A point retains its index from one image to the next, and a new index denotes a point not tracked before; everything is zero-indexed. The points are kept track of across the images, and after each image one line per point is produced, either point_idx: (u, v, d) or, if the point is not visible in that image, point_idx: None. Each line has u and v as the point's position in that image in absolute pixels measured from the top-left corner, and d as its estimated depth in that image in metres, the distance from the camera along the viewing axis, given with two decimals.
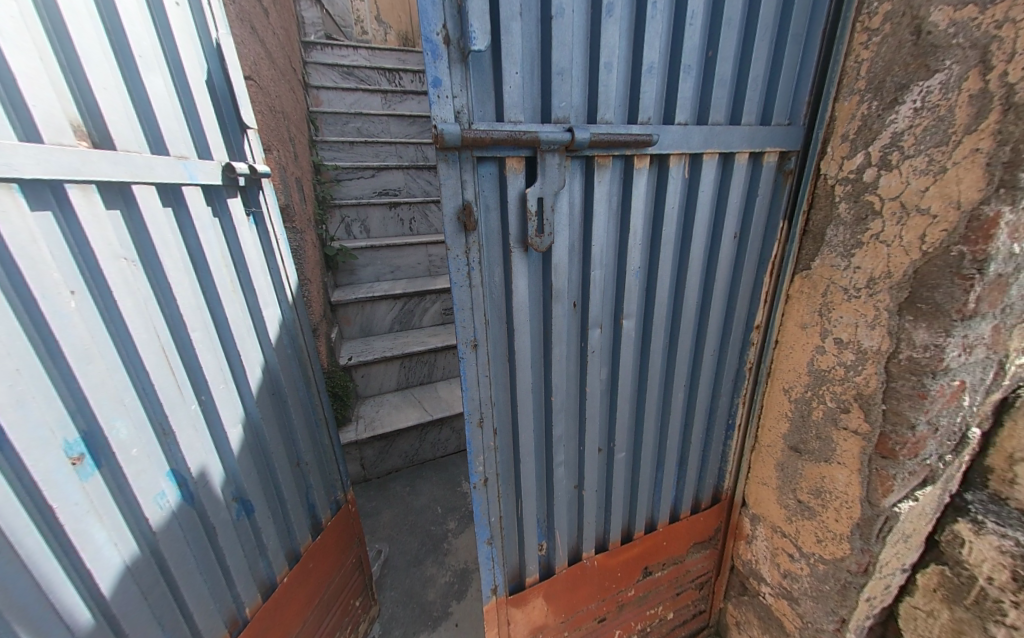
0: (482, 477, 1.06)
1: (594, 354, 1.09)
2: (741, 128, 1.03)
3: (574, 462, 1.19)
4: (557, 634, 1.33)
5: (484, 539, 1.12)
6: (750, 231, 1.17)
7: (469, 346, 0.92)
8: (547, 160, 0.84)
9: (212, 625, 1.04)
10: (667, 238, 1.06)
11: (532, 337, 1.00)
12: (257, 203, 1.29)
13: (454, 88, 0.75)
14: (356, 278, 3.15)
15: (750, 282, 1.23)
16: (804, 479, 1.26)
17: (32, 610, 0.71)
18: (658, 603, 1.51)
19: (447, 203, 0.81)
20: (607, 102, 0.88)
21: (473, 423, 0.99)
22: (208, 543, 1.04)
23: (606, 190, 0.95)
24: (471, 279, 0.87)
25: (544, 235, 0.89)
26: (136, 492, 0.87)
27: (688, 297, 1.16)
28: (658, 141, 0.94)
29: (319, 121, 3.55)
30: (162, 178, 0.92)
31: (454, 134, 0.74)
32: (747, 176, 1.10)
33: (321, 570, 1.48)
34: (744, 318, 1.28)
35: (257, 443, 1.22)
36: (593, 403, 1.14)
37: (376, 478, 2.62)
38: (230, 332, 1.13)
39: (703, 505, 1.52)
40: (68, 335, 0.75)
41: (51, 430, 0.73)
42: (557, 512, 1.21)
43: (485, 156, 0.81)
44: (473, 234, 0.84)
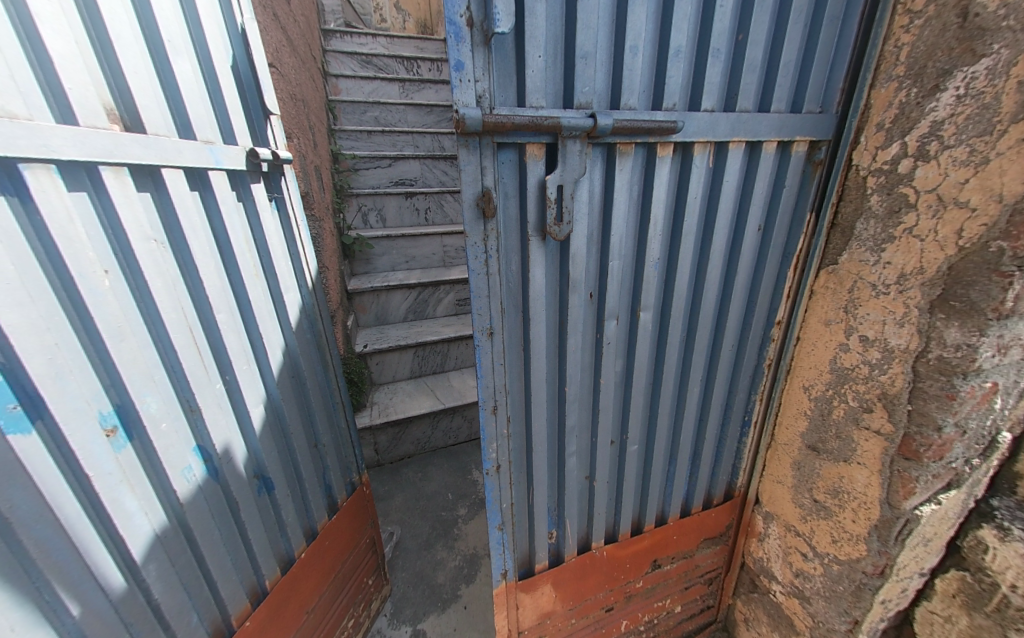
0: (495, 464, 1.07)
1: (609, 345, 1.08)
2: (769, 116, 1.00)
3: (586, 453, 1.19)
4: (564, 620, 1.35)
5: (495, 525, 1.14)
6: (774, 223, 1.13)
7: (485, 334, 0.93)
8: (568, 146, 0.83)
9: (234, 593, 1.09)
10: (688, 229, 1.04)
11: (548, 326, 1.00)
12: (279, 189, 1.30)
13: (476, 72, 0.74)
14: (372, 267, 3.18)
15: (773, 276, 1.20)
16: (821, 478, 1.23)
17: (71, 570, 0.75)
18: (666, 595, 1.52)
19: (467, 189, 0.81)
20: (631, 87, 0.86)
21: (487, 410, 1.00)
22: (231, 516, 1.08)
23: (627, 179, 0.93)
24: (488, 267, 0.87)
25: (563, 224, 0.88)
26: (165, 465, 0.91)
27: (707, 290, 1.14)
28: (683, 128, 0.92)
29: (338, 110, 3.58)
30: (189, 162, 0.95)
31: (476, 119, 0.74)
32: (774, 166, 1.07)
33: (337, 548, 1.53)
34: (766, 314, 1.25)
35: (278, 424, 1.26)
36: (606, 394, 1.13)
37: (389, 463, 2.68)
38: (253, 314, 1.15)
39: (715, 501, 1.51)
40: (102, 313, 0.79)
41: (87, 402, 0.77)
42: (568, 502, 1.22)
43: (506, 142, 0.80)
44: (491, 221, 0.84)
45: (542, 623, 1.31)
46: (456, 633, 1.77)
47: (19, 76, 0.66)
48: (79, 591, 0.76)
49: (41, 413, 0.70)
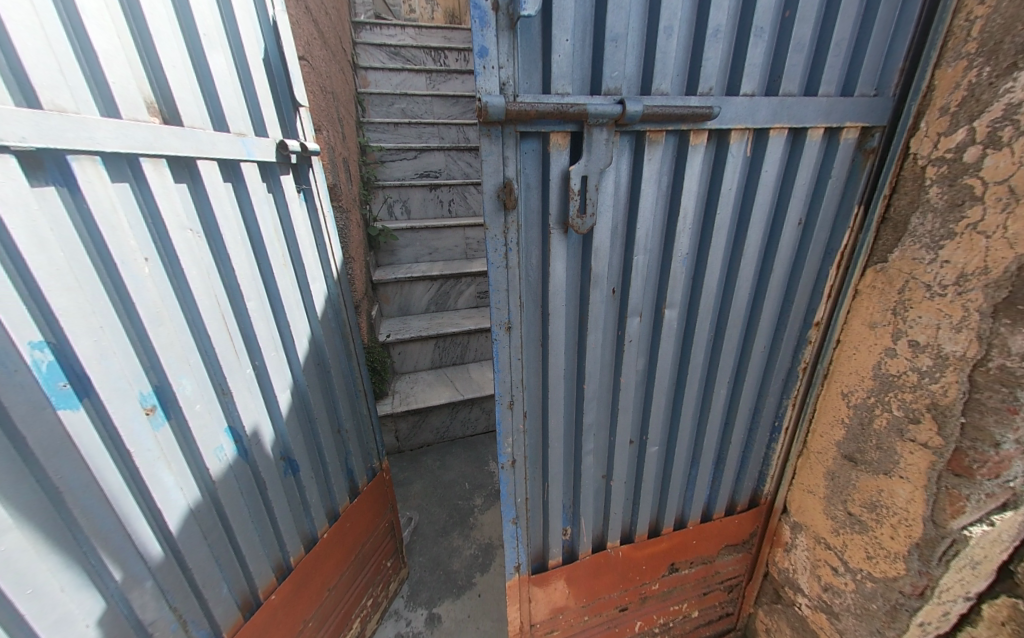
0: (510, 458, 1.06)
1: (631, 343, 1.05)
2: (817, 101, 0.92)
3: (604, 451, 1.17)
4: (577, 616, 1.34)
5: (510, 518, 1.14)
6: (817, 218, 1.06)
7: (503, 328, 0.92)
8: (594, 135, 0.80)
9: (260, 567, 1.15)
10: (720, 224, 0.99)
11: (568, 322, 0.98)
12: (308, 180, 1.33)
13: (500, 58, 0.72)
14: (397, 258, 3.23)
15: (813, 274, 1.12)
16: (856, 491, 1.16)
17: (114, 538, 0.80)
18: (683, 599, 1.48)
19: (488, 180, 0.79)
20: (664, 71, 0.81)
21: (503, 405, 0.99)
22: (259, 494, 1.14)
23: (656, 170, 0.89)
24: (508, 260, 0.86)
25: (586, 216, 0.85)
26: (199, 444, 0.96)
27: (739, 288, 1.08)
28: (719, 114, 0.86)
29: (367, 102, 3.63)
30: (222, 153, 0.97)
31: (499, 107, 0.72)
32: (819, 156, 0.99)
33: (357, 530, 1.58)
34: (803, 314, 1.17)
35: (303, 409, 1.30)
36: (627, 393, 1.10)
37: (409, 450, 2.74)
38: (281, 303, 1.19)
39: (738, 508, 1.45)
40: (143, 298, 0.83)
41: (129, 382, 0.81)
42: (584, 499, 1.20)
43: (529, 131, 0.78)
44: (512, 213, 0.82)
45: (554, 618, 1.31)
46: (470, 619, 1.81)
47: (67, 70, 0.69)
48: (122, 558, 0.82)
49: (88, 391, 0.75)
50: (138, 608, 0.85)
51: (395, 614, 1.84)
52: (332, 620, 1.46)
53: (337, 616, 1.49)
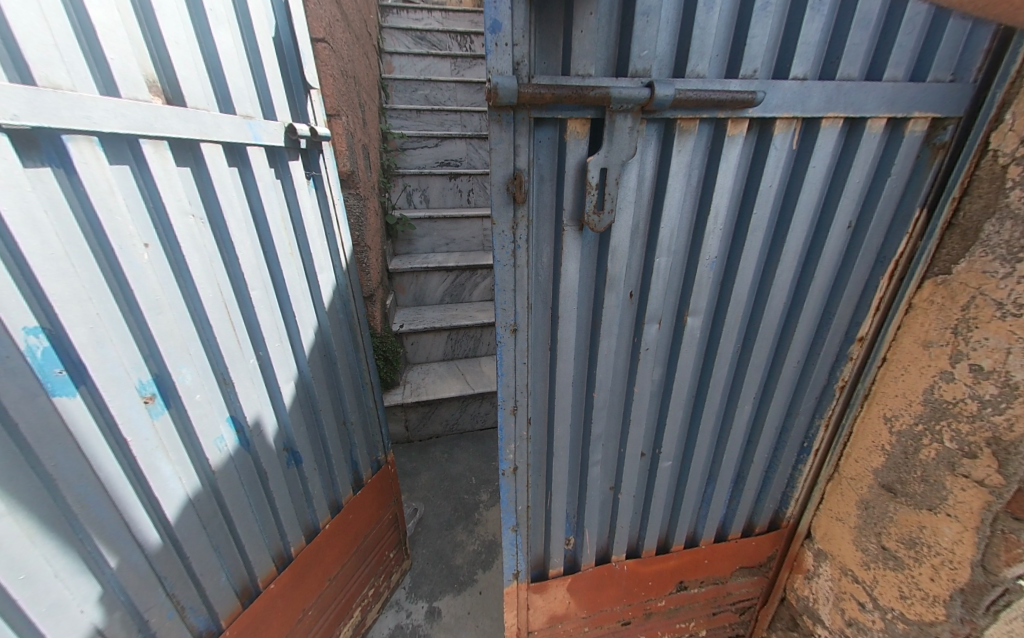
0: (512, 465, 1.01)
1: (647, 351, 0.97)
2: (880, 87, 0.81)
3: (612, 463, 1.10)
4: (577, 626, 1.29)
5: (509, 526, 1.09)
6: (870, 221, 0.95)
7: (508, 330, 0.86)
8: (616, 122, 0.72)
9: (259, 556, 1.15)
10: (755, 224, 0.89)
11: (579, 326, 0.90)
12: (318, 167, 1.28)
13: (515, 34, 0.64)
14: (414, 247, 3.23)
15: (861, 284, 1.01)
16: (893, 525, 1.05)
17: (111, 526, 0.80)
18: (690, 618, 1.41)
19: (497, 171, 0.73)
20: (701, 50, 0.72)
21: (506, 410, 0.94)
22: (259, 484, 1.13)
23: (686, 163, 0.80)
24: (517, 259, 0.79)
25: (604, 212, 0.78)
26: (198, 433, 0.94)
27: (773, 297, 0.99)
28: (763, 100, 0.77)
29: (390, 88, 3.59)
30: (228, 136, 0.94)
31: (510, 90, 0.65)
32: (878, 151, 0.88)
33: (360, 522, 1.57)
34: (845, 328, 1.06)
35: (308, 401, 1.28)
36: (640, 403, 1.03)
37: (419, 441, 2.75)
38: (286, 293, 1.16)
39: (757, 530, 1.36)
40: (141, 285, 0.81)
41: (127, 370, 0.80)
42: (588, 510, 1.15)
43: (544, 117, 0.71)
44: (522, 208, 0.76)
45: (553, 626, 1.27)
46: (469, 615, 1.79)
47: (65, 47, 0.66)
48: (118, 546, 0.82)
49: (84, 378, 0.74)
50: (135, 595, 0.85)
51: (396, 605, 1.84)
52: (331, 610, 1.47)
53: (337, 606, 1.49)
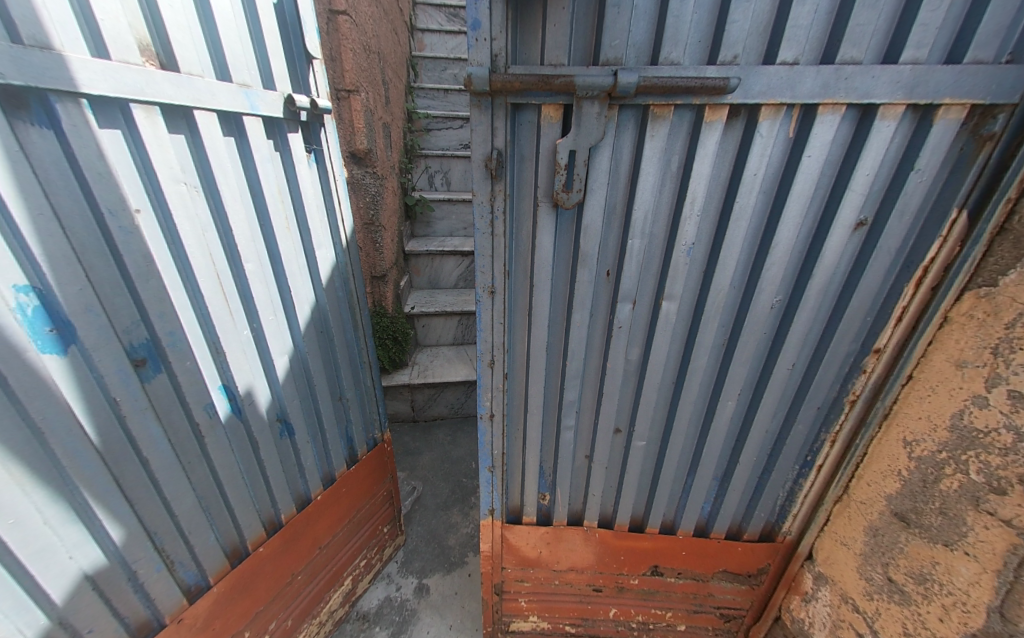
0: (488, 411, 1.19)
1: (621, 330, 1.07)
2: (893, 71, 0.78)
3: (586, 432, 1.23)
4: (548, 577, 1.46)
5: (486, 466, 1.27)
6: (886, 221, 0.89)
7: (486, 291, 1.03)
8: (584, 107, 0.84)
9: (249, 520, 1.19)
10: (740, 210, 0.92)
11: (554, 297, 1.05)
12: (320, 141, 1.26)
13: (492, 31, 0.81)
14: (432, 230, 3.25)
15: (874, 288, 0.93)
16: (903, 557, 0.96)
17: (99, 481, 0.83)
18: (667, 607, 1.45)
19: (477, 148, 0.90)
20: (675, 37, 0.81)
21: (484, 362, 1.12)
22: (251, 451, 1.16)
23: (661, 148, 0.88)
24: (493, 227, 0.96)
25: (571, 191, 0.91)
26: (190, 398, 0.97)
27: (761, 292, 0.99)
28: (741, 86, 0.81)
29: (419, 66, 3.55)
30: (223, 105, 0.93)
31: (482, 79, 0.81)
32: (896, 142, 0.83)
33: (353, 495, 1.60)
34: (853, 336, 0.98)
35: (304, 374, 1.29)
36: (613, 380, 1.13)
37: (423, 421, 2.81)
38: (281, 265, 1.15)
39: (746, 536, 1.30)
40: (132, 251, 0.82)
41: (117, 332, 0.82)
42: (562, 470, 1.28)
43: (520, 103, 0.86)
44: (499, 182, 0.92)
45: (525, 570, 1.45)
46: (457, 596, 1.82)
47: (53, 6, 0.66)
48: (108, 500, 0.85)
49: (73, 338, 0.76)
50: (124, 548, 0.89)
51: (387, 577, 1.89)
52: (323, 576, 1.53)
53: (328, 572, 1.56)
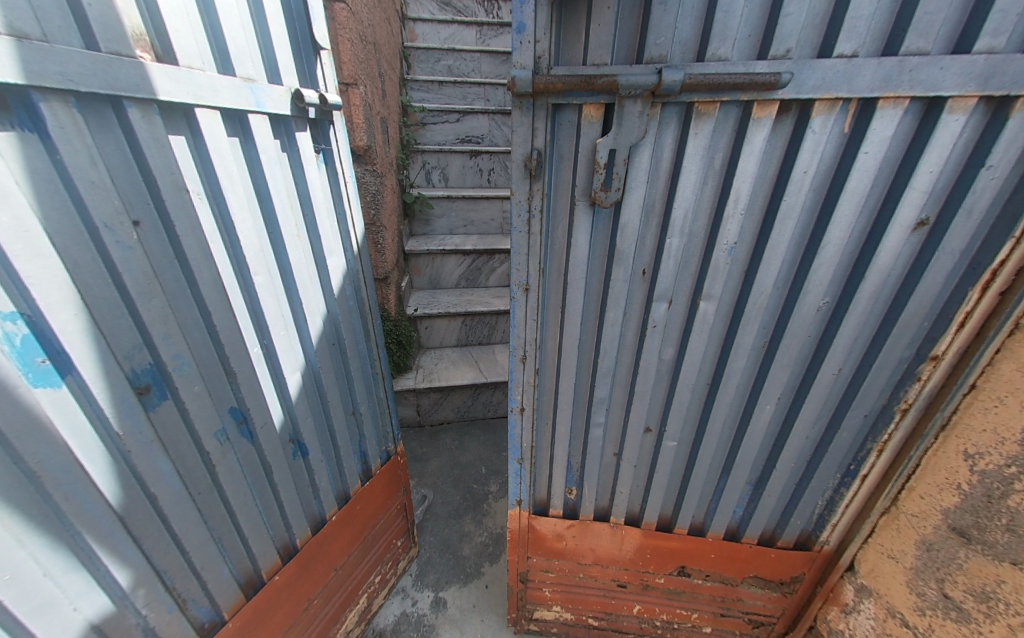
0: (519, 405, 1.19)
1: (656, 329, 1.04)
2: (965, 61, 0.72)
3: (615, 430, 1.20)
4: (573, 570, 1.45)
5: (515, 457, 1.28)
6: (950, 221, 0.82)
7: (521, 289, 1.03)
8: (626, 106, 0.81)
9: (263, 548, 1.11)
10: (787, 210, 0.87)
11: (587, 295, 1.03)
12: (328, 139, 1.17)
13: (537, 33, 0.80)
14: (431, 228, 3.16)
15: (934, 291, 0.87)
16: (962, 573, 0.93)
17: (104, 524, 0.75)
18: (693, 608, 1.42)
19: (517, 149, 0.89)
20: (724, 33, 0.78)
21: (516, 358, 1.12)
22: (264, 477, 1.08)
23: (704, 146, 0.84)
24: (530, 226, 0.96)
25: (611, 190, 0.89)
26: (197, 425, 0.88)
27: (807, 293, 0.93)
28: (793, 81, 0.77)
29: (412, 57, 3.43)
30: (225, 102, 0.84)
31: (526, 81, 0.80)
32: (965, 136, 0.77)
33: (367, 511, 1.54)
34: (908, 339, 0.92)
35: (316, 390, 1.21)
36: (646, 378, 1.10)
37: (429, 426, 2.74)
38: (292, 277, 1.07)
39: (780, 542, 1.25)
40: (131, 269, 0.73)
41: (118, 360, 0.73)
42: (590, 468, 1.27)
43: (561, 103, 0.85)
44: (537, 182, 0.91)
45: (550, 561, 1.44)
46: (475, 609, 1.77)
47: None
48: (114, 543, 0.77)
49: (70, 369, 0.67)
50: (133, 592, 0.82)
51: (402, 592, 1.83)
52: (338, 597, 1.47)
53: (343, 593, 1.49)
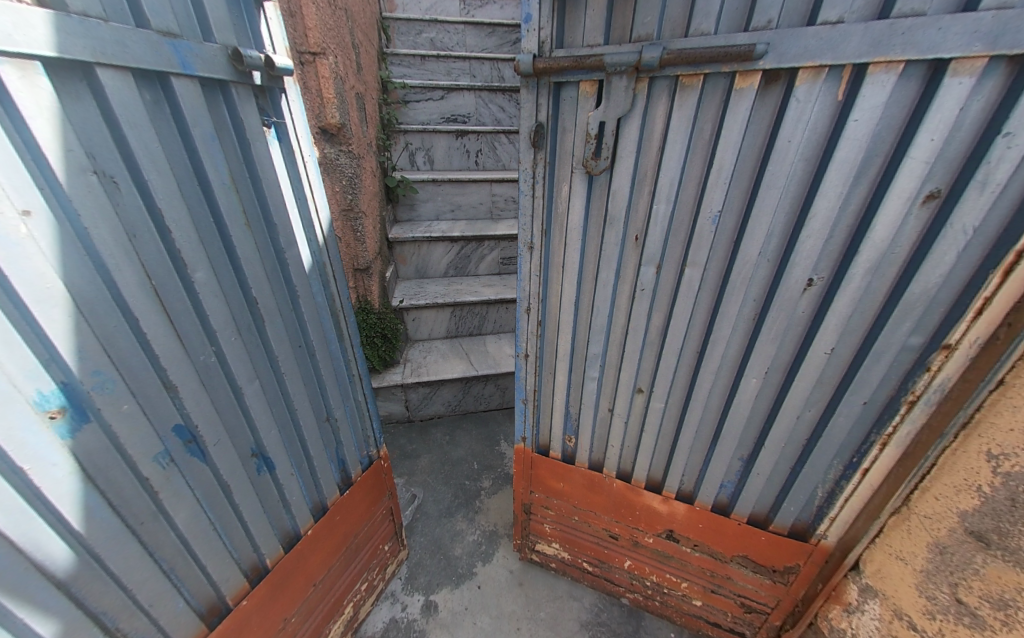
0: (524, 351, 1.36)
1: (644, 292, 1.10)
2: (969, 20, 0.64)
3: (608, 386, 1.29)
4: (569, 512, 1.61)
5: (520, 397, 1.45)
6: (963, 193, 0.74)
7: (526, 247, 1.19)
8: (613, 82, 0.91)
9: (227, 573, 1.01)
10: (771, 180, 0.86)
11: (584, 255, 1.14)
12: (280, 111, 0.99)
13: (542, 22, 0.94)
14: (417, 214, 3.01)
15: (943, 270, 0.79)
16: (978, 579, 0.87)
17: (13, 572, 0.63)
18: (682, 576, 1.48)
19: (525, 123, 1.05)
20: (706, 10, 0.81)
21: (522, 308, 1.29)
22: (223, 498, 0.96)
23: (688, 117, 0.89)
24: (534, 190, 1.11)
25: (600, 158, 1.00)
26: (131, 449, 0.75)
27: (794, 265, 0.91)
28: (772, 51, 0.77)
29: (393, 30, 3.22)
30: (142, 62, 0.68)
31: (529, 63, 0.96)
32: (974, 101, 0.68)
33: (348, 522, 1.44)
34: (912, 322, 0.85)
35: (280, 400, 1.07)
36: (636, 338, 1.17)
37: (419, 421, 2.65)
38: (244, 276, 0.92)
39: (774, 527, 1.22)
40: (23, 270, 0.58)
41: (14, 382, 0.59)
42: (586, 415, 1.38)
43: (562, 81, 0.98)
44: (541, 151, 1.06)
45: (551, 499, 1.62)
46: (467, 612, 1.70)
47: None
48: (28, 592, 0.65)
49: None
50: None
51: (391, 597, 1.76)
52: (319, 612, 1.39)
53: (326, 605, 1.41)
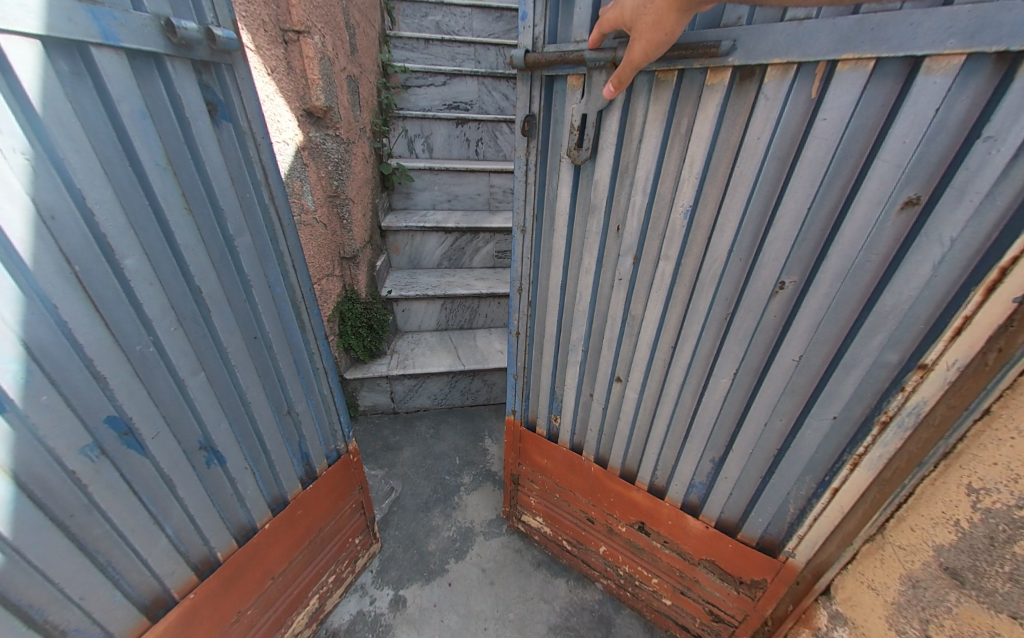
0: (517, 329, 1.43)
1: (621, 281, 1.10)
2: (943, 15, 0.59)
3: (588, 370, 1.31)
4: (551, 488, 1.65)
5: (511, 372, 1.53)
6: (942, 201, 0.67)
7: (520, 229, 1.26)
8: (593, 76, 0.94)
9: (172, 565, 0.99)
10: (741, 175, 0.84)
11: (569, 240, 1.18)
12: (228, 90, 0.92)
13: (535, 19, 0.99)
14: (413, 202, 2.96)
15: (919, 283, 0.73)
16: (950, 618, 0.82)
17: None
18: (652, 571, 1.46)
19: (520, 112, 1.11)
20: None
21: (515, 288, 1.36)
22: (166, 490, 0.93)
23: (663, 111, 0.89)
24: (527, 177, 1.17)
25: (581, 148, 1.03)
26: (52, 443, 0.71)
27: (761, 266, 0.87)
28: (738, 47, 0.76)
29: (397, 11, 3.13)
30: (52, 30, 0.63)
31: (520, 58, 1.02)
32: (950, 102, 0.63)
33: (312, 515, 1.42)
34: (884, 336, 0.79)
35: (231, 392, 1.04)
36: (613, 326, 1.17)
37: (405, 413, 2.63)
38: (183, 264, 0.88)
39: (741, 536, 1.18)
40: None
41: None
42: (567, 399, 1.41)
43: (553, 75, 1.03)
44: (532, 141, 1.12)
45: (535, 474, 1.67)
46: (435, 609, 1.68)
47: None
48: None
49: None
50: None
51: (360, 590, 1.75)
52: (281, 603, 1.37)
53: (288, 597, 1.40)
